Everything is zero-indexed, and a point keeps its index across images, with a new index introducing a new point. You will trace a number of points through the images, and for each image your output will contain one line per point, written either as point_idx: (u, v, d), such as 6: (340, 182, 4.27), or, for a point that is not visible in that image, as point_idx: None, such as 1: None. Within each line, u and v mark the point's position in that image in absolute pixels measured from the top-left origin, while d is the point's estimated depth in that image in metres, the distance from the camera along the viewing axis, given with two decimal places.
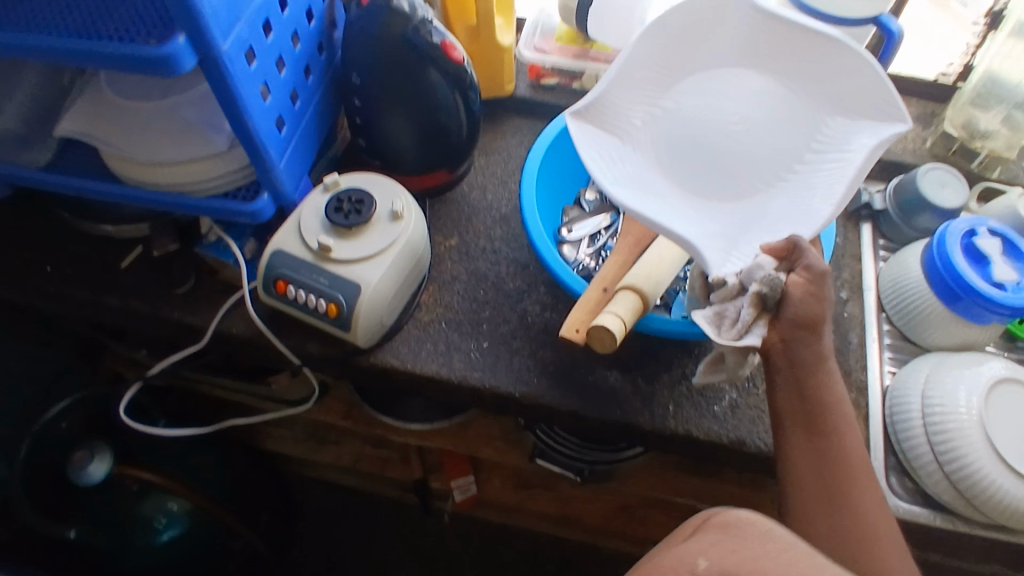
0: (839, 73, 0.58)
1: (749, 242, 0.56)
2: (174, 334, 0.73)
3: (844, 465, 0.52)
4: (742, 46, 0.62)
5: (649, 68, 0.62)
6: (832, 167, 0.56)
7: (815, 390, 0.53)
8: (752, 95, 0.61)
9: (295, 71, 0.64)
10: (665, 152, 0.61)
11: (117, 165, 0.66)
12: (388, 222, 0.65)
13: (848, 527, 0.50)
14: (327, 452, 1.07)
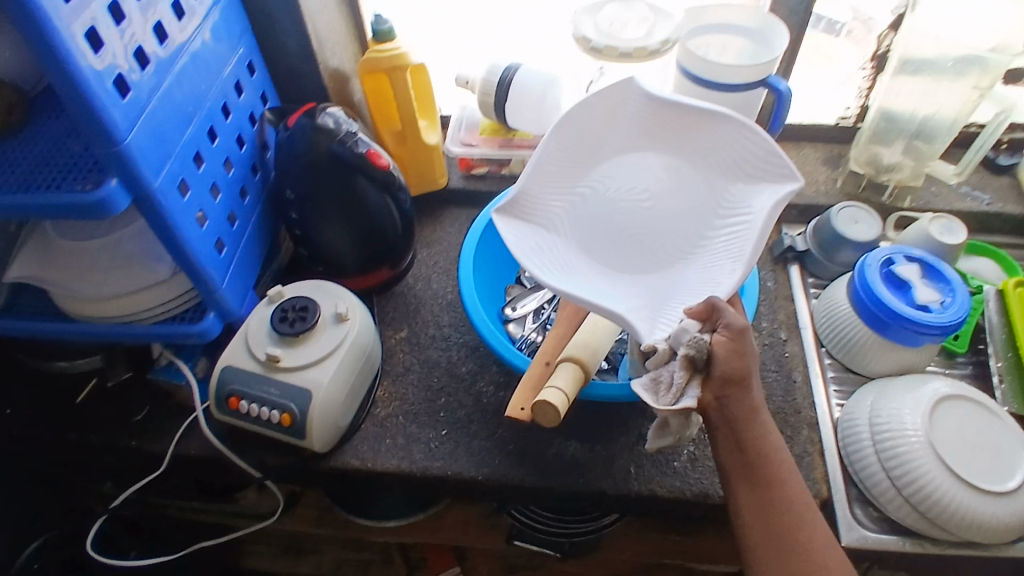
0: (731, 144, 0.63)
1: (672, 307, 0.57)
2: (134, 462, 0.72)
3: (791, 511, 0.54)
4: (640, 130, 0.66)
5: (559, 157, 0.65)
6: (739, 227, 0.58)
7: (754, 442, 0.56)
8: (657, 175, 0.64)
9: (230, 194, 0.67)
10: (582, 236, 0.62)
11: (65, 303, 0.67)
12: (333, 325, 0.67)
13: (803, 572, 0.53)
14: (308, 562, 1.05)
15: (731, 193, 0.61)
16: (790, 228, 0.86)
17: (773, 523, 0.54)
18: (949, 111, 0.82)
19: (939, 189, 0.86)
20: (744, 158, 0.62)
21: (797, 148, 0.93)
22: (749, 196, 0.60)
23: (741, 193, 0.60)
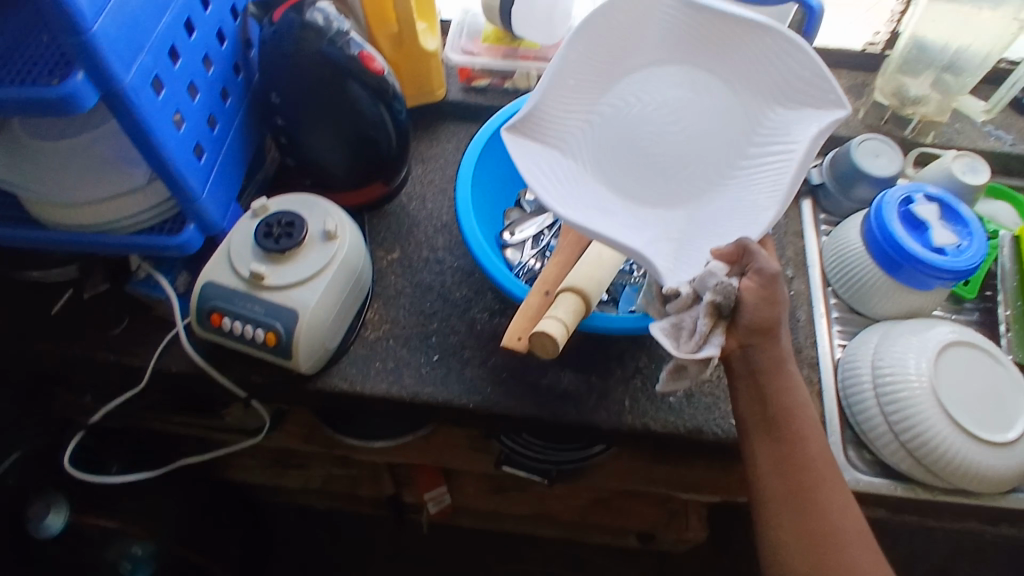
0: (771, 61, 0.58)
1: (698, 248, 0.56)
2: (114, 376, 0.70)
3: (808, 469, 0.54)
4: (672, 38, 0.61)
5: (580, 70, 0.60)
6: (777, 160, 0.56)
7: (776, 394, 0.55)
8: (689, 93, 0.61)
9: (210, 96, 0.61)
10: (605, 161, 0.60)
11: (34, 208, 0.63)
12: (321, 243, 0.63)
13: (814, 528, 0.52)
14: (296, 476, 1.06)
15: (767, 116, 0.59)
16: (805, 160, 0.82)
17: (787, 478, 0.54)
18: (984, 43, 0.76)
19: (965, 127, 0.82)
20: (783, 78, 0.58)
21: None
22: (788, 122, 0.58)
23: (782, 119, 0.58)
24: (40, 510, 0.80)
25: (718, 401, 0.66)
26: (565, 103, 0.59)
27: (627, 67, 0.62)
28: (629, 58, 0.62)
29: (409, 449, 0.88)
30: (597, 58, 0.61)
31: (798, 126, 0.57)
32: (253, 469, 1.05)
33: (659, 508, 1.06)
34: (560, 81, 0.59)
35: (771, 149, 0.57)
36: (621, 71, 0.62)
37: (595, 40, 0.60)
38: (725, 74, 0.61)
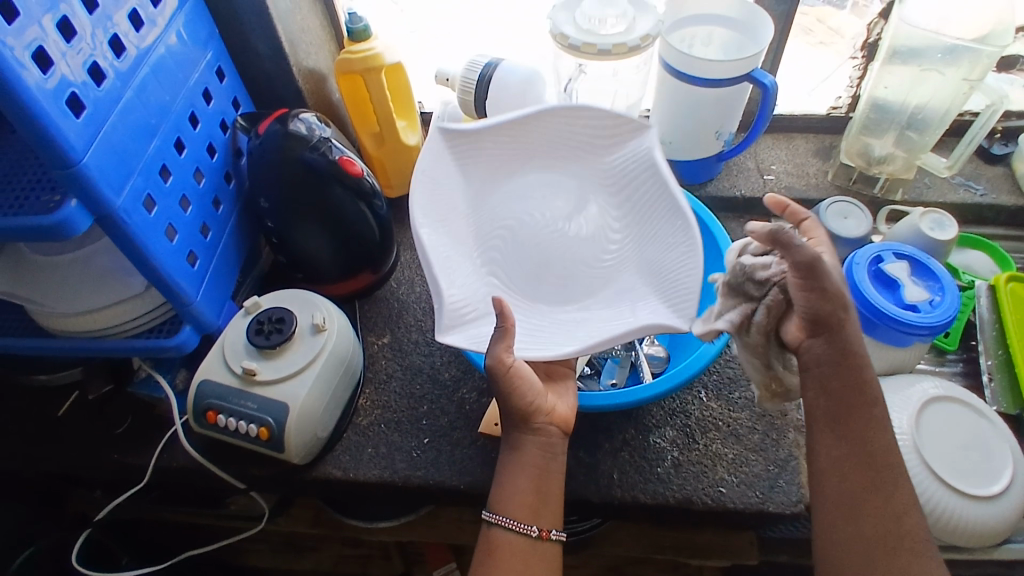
0: (565, 132, 0.69)
1: (671, 292, 0.58)
2: (118, 475, 0.72)
3: (877, 469, 0.53)
4: (489, 168, 0.69)
5: (448, 235, 0.64)
6: (645, 188, 0.66)
7: (843, 383, 0.53)
8: (537, 184, 0.70)
9: (201, 206, 0.66)
10: (520, 279, 0.65)
11: (41, 319, 0.67)
12: (311, 336, 0.66)
13: (881, 533, 0.51)
14: (306, 559, 1.05)
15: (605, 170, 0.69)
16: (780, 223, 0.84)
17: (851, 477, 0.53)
18: (941, 100, 0.78)
19: (934, 180, 0.85)
20: (582, 130, 0.69)
21: (787, 140, 0.91)
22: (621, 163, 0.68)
23: (620, 161, 0.68)
24: None
25: (706, 468, 0.66)
26: (461, 273, 0.62)
27: (475, 207, 0.67)
28: (468, 194, 0.67)
29: (413, 529, 0.89)
30: (446, 213, 0.65)
31: (634, 148, 0.67)
32: (263, 554, 1.05)
33: None
34: (444, 259, 0.61)
35: (629, 190, 0.67)
36: (474, 204, 0.67)
37: (435, 205, 0.64)
38: (547, 156, 0.70)
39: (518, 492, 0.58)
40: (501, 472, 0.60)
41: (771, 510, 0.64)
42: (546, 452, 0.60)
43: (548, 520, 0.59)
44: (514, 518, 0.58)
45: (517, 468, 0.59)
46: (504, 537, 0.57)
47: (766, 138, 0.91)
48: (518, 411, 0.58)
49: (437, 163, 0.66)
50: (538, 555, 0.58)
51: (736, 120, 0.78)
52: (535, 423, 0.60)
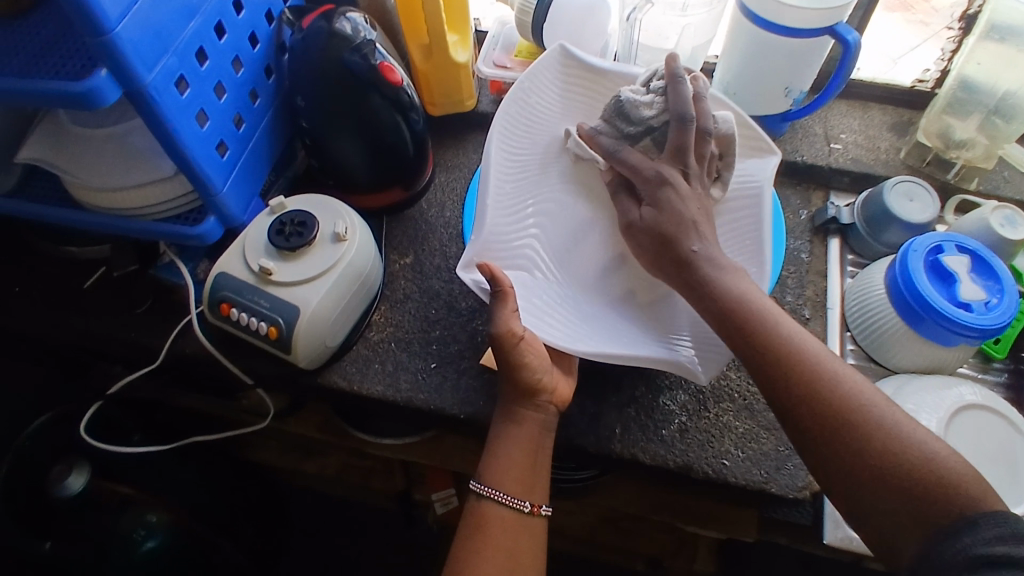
0: None
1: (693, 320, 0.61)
2: (134, 353, 0.74)
3: (803, 363, 0.50)
4: (588, 120, 0.69)
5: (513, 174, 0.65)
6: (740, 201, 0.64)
7: (724, 302, 0.53)
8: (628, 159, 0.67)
9: (237, 96, 0.65)
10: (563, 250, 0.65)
11: (74, 190, 0.67)
12: (331, 244, 0.65)
13: (827, 426, 0.48)
14: (313, 463, 1.08)
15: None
16: (838, 196, 0.78)
17: (813, 429, 0.49)
18: None
19: (1015, 176, 0.76)
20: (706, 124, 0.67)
21: (863, 108, 0.83)
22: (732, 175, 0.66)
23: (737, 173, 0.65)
24: (61, 472, 0.86)
25: (713, 438, 0.64)
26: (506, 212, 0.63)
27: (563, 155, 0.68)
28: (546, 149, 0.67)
29: (415, 450, 0.90)
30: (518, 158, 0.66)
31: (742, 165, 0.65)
32: (273, 451, 1.08)
33: (668, 537, 1.04)
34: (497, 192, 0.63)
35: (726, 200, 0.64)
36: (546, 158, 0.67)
37: (511, 139, 0.66)
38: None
39: (513, 468, 0.58)
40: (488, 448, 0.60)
41: (772, 491, 0.61)
42: (542, 427, 0.60)
43: (539, 496, 0.59)
44: (507, 493, 0.58)
45: (515, 439, 0.59)
46: (497, 513, 0.58)
47: (840, 103, 0.84)
48: (522, 384, 0.59)
49: (536, 103, 0.68)
50: (526, 527, 0.58)
51: (809, 78, 0.72)
52: (537, 399, 0.60)
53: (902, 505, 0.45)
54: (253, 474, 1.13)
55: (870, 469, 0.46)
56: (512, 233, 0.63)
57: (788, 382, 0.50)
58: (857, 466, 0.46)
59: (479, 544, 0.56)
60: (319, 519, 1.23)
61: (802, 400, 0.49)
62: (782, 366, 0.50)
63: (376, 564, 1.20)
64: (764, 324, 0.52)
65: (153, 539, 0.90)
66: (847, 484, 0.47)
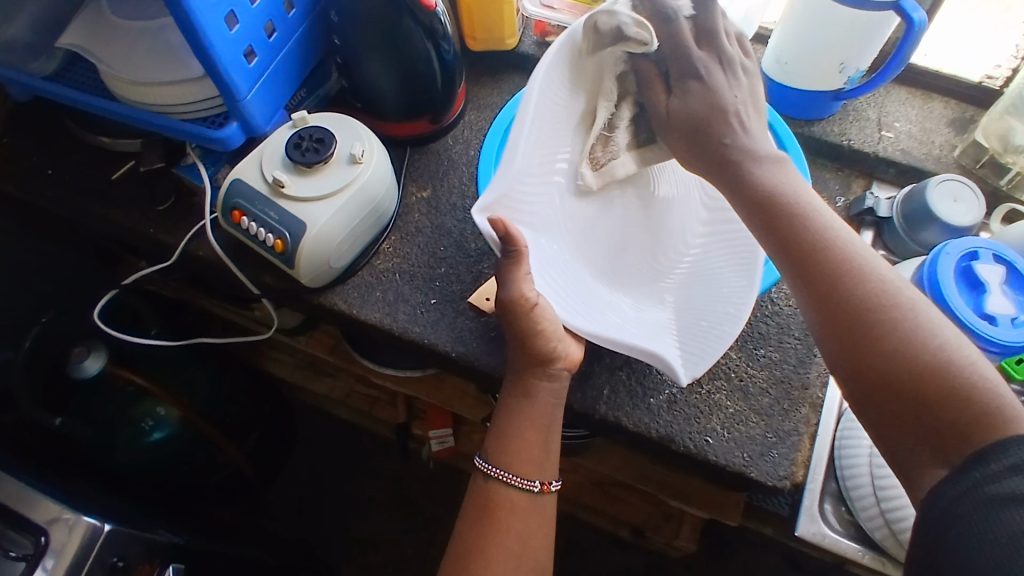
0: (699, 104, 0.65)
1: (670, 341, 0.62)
2: (151, 249, 0.76)
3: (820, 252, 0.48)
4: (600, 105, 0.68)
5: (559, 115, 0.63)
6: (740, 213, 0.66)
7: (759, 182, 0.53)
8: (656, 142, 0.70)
9: (271, 3, 0.64)
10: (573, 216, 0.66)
11: (107, 81, 0.68)
12: (346, 165, 0.65)
13: (854, 309, 0.46)
14: (320, 382, 1.11)
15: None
16: (881, 187, 0.74)
17: (840, 328, 0.46)
18: None
19: None
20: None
21: (925, 98, 0.78)
22: None
23: None
24: (80, 353, 0.88)
25: (701, 414, 0.63)
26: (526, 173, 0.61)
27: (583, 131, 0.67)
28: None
29: (416, 385, 0.91)
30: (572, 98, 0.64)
31: None
32: (284, 366, 1.11)
33: (654, 508, 1.05)
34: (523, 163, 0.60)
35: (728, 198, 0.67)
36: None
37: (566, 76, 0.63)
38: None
39: (523, 447, 0.58)
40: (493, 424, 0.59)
41: (752, 475, 0.60)
42: (554, 398, 0.59)
43: (548, 472, 0.59)
44: (516, 472, 0.57)
45: (526, 416, 0.58)
46: (506, 495, 0.57)
47: (900, 89, 0.78)
48: (535, 354, 0.58)
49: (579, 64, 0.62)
50: (534, 504, 0.58)
51: (869, 56, 0.68)
52: (550, 368, 0.59)
53: (916, 423, 0.43)
54: (262, 384, 1.17)
55: (890, 379, 0.44)
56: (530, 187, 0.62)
57: (819, 270, 0.48)
58: (875, 372, 0.44)
59: (490, 529, 0.56)
60: (322, 438, 1.26)
61: (838, 306, 0.47)
62: (828, 266, 0.48)
63: (369, 491, 1.23)
64: (803, 214, 0.50)
65: (161, 430, 0.97)
66: (862, 384, 0.45)
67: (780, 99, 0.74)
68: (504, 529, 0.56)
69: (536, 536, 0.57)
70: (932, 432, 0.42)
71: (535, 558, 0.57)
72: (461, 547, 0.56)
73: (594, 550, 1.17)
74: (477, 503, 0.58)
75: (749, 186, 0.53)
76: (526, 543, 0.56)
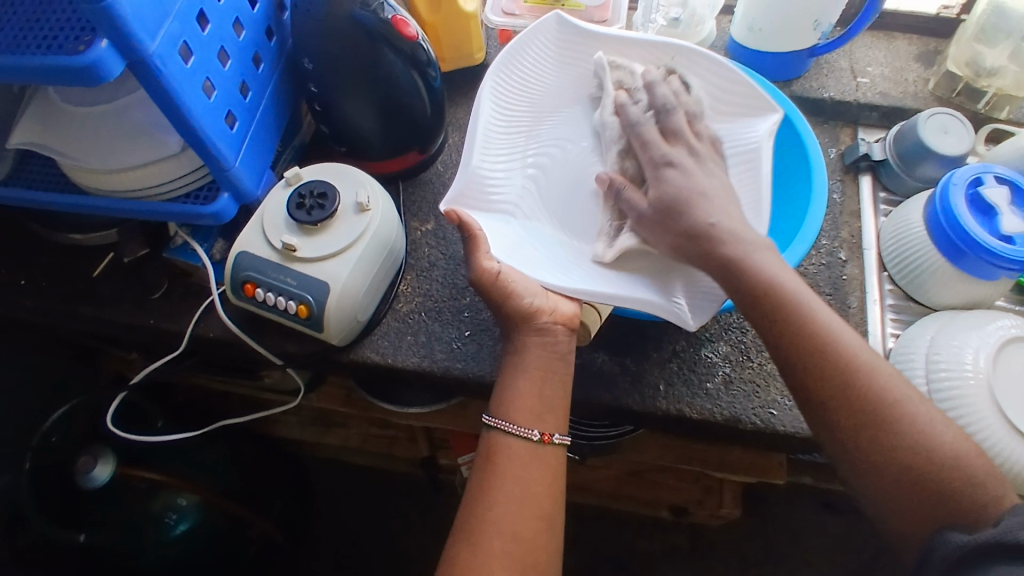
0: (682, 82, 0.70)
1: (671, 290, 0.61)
2: (152, 340, 0.71)
3: (829, 361, 0.51)
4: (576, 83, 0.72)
5: (505, 128, 0.68)
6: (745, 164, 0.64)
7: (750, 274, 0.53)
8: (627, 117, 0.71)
9: (242, 62, 0.61)
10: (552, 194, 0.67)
11: (74, 174, 0.63)
12: (354, 215, 0.62)
13: (860, 421, 0.50)
14: (335, 435, 1.07)
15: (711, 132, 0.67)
16: (867, 132, 0.77)
17: (852, 430, 0.50)
18: None
19: None
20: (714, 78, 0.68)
21: (888, 39, 0.83)
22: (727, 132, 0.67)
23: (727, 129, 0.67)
24: (87, 462, 0.83)
25: (758, 388, 0.64)
26: (492, 158, 0.66)
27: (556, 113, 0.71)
28: (546, 107, 0.71)
29: (444, 415, 0.84)
30: (511, 114, 0.69)
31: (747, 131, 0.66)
32: (293, 426, 1.07)
33: (693, 484, 1.03)
34: (484, 148, 0.66)
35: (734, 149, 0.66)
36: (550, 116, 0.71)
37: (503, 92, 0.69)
38: (536, 100, 0.71)
39: (523, 398, 0.57)
40: (531, 399, 0.58)
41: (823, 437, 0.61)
42: (552, 351, 0.59)
43: (552, 423, 0.58)
44: (514, 422, 0.57)
45: (521, 371, 0.58)
46: (505, 443, 0.57)
47: (864, 36, 0.83)
48: (514, 313, 0.59)
49: (533, 58, 0.71)
50: (539, 458, 0.57)
51: (838, 10, 0.70)
52: (537, 323, 0.59)
53: (928, 505, 0.48)
54: (275, 449, 1.12)
55: (900, 475, 0.48)
56: (493, 179, 0.65)
57: (831, 382, 0.50)
58: (896, 479, 0.48)
59: (492, 477, 0.56)
60: (341, 490, 1.22)
61: (893, 458, 0.49)
62: (838, 372, 0.50)
63: (403, 532, 1.19)
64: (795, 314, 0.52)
65: (185, 522, 0.92)
66: (872, 472, 0.49)
67: (757, 64, 0.76)
68: (496, 493, 0.55)
69: (532, 494, 0.55)
70: (940, 516, 0.48)
71: (538, 507, 0.55)
72: (468, 501, 0.56)
73: (643, 536, 1.15)
74: (482, 463, 0.57)
75: (796, 335, 0.52)
76: (524, 501, 0.55)
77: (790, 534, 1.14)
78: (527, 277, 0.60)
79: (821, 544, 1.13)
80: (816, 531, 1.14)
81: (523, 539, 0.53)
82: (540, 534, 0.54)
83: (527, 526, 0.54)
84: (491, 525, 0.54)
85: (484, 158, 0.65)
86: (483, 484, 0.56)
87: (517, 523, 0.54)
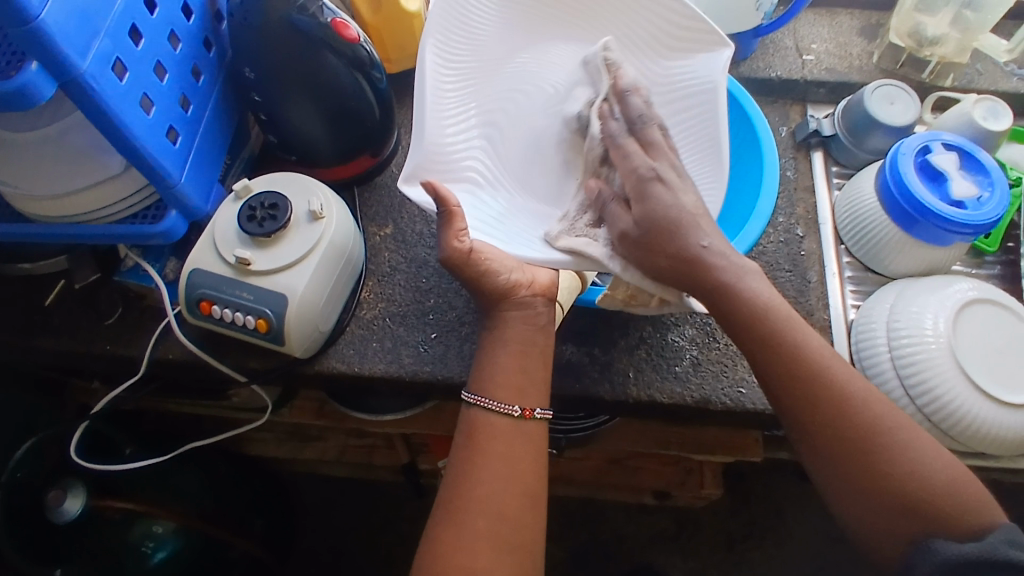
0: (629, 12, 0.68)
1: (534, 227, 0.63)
2: (112, 367, 0.69)
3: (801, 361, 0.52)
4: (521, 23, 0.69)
5: (454, 84, 0.65)
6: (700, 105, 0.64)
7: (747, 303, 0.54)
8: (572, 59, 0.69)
9: (180, 75, 0.60)
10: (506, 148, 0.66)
11: (14, 202, 0.61)
12: (307, 224, 0.61)
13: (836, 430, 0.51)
14: (312, 448, 1.05)
15: (659, 68, 0.67)
16: (816, 108, 0.78)
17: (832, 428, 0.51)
18: None
19: (986, 67, 0.79)
20: (664, 15, 0.67)
21: (831, 16, 0.84)
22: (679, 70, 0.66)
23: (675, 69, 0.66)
24: (57, 496, 0.81)
25: (726, 368, 0.64)
26: (447, 120, 0.63)
27: (500, 60, 0.68)
28: (492, 52, 0.68)
29: (420, 420, 0.83)
30: (460, 65, 0.66)
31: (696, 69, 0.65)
32: (268, 443, 1.05)
33: (674, 467, 1.03)
34: (439, 112, 0.63)
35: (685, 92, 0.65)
36: (498, 63, 0.68)
37: (451, 40, 0.65)
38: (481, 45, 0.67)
39: (504, 376, 0.57)
40: (501, 394, 0.57)
41: None
42: (531, 325, 0.59)
43: (533, 399, 0.57)
44: (496, 399, 0.57)
45: (503, 345, 0.58)
46: (488, 421, 0.56)
47: (807, 13, 0.84)
48: (494, 290, 0.58)
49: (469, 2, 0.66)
50: (522, 434, 0.56)
51: None
52: (518, 297, 0.59)
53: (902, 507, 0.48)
54: (252, 468, 1.10)
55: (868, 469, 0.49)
56: (451, 139, 0.63)
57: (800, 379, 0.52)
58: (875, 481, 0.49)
59: (475, 456, 0.55)
60: (323, 503, 1.20)
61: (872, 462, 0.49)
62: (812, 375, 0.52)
63: (389, 539, 1.18)
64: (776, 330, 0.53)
65: (163, 550, 0.90)
66: (856, 487, 0.49)
67: None
68: (481, 474, 0.54)
69: (519, 473, 0.55)
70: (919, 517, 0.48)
71: (522, 485, 0.54)
72: (448, 488, 0.55)
73: (630, 523, 1.16)
74: (464, 442, 0.57)
75: (776, 347, 0.53)
76: (511, 479, 0.54)
77: (773, 509, 1.15)
78: (504, 252, 0.59)
79: (802, 518, 1.15)
80: (797, 504, 1.16)
81: (509, 520, 0.53)
82: (526, 512, 0.54)
83: (512, 504, 0.54)
84: (478, 508, 0.53)
85: (440, 123, 0.62)
86: (469, 463, 0.55)
87: (494, 511, 0.53)
